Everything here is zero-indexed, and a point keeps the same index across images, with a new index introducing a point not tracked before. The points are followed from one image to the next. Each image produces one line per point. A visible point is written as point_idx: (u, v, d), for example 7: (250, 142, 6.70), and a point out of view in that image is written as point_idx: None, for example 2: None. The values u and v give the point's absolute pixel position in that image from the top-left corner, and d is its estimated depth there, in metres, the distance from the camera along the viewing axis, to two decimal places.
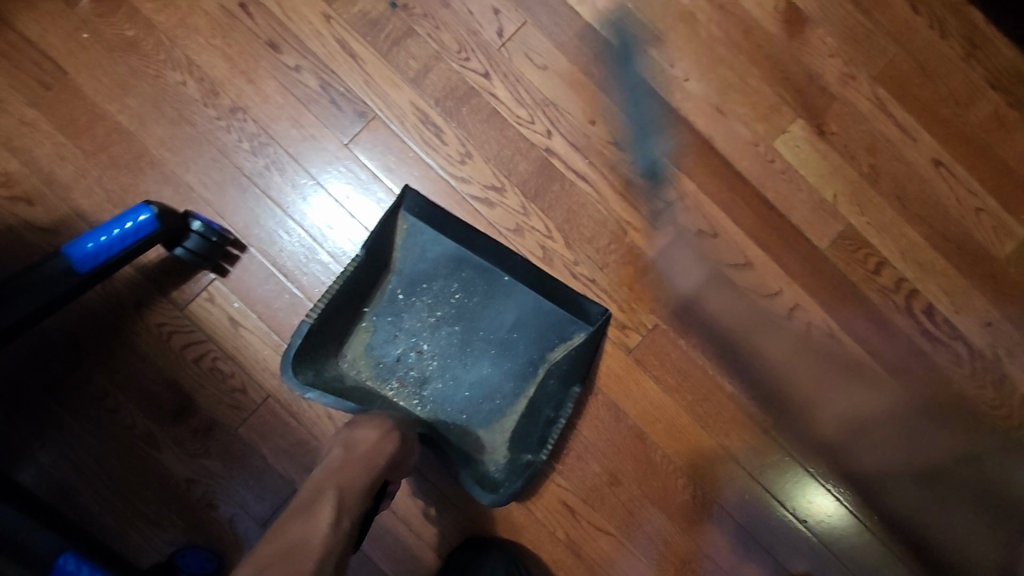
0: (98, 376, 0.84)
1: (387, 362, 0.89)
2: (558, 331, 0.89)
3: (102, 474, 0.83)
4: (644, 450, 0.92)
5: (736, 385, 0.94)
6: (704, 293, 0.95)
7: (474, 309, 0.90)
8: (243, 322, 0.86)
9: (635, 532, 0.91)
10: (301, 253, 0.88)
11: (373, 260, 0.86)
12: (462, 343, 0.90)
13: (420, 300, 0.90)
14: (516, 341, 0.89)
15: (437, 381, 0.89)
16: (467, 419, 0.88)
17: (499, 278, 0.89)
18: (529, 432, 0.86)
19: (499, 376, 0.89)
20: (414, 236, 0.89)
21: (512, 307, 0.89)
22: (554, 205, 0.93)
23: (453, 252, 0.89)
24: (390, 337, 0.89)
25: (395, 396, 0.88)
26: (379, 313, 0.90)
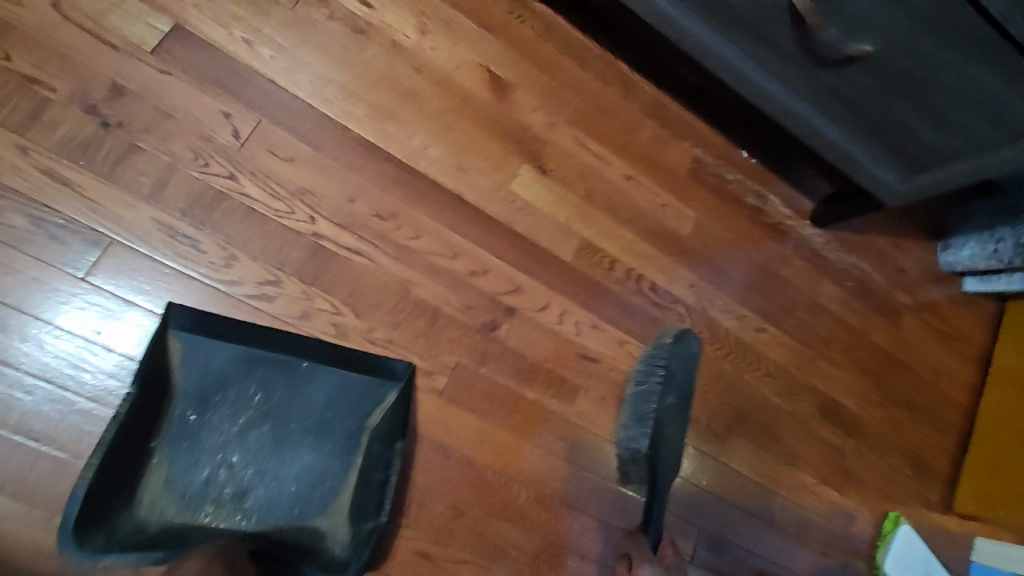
0: None
1: (196, 488, 0.86)
2: (369, 397, 0.94)
3: None
4: (476, 474, 1.02)
5: (536, 391, 1.10)
6: (489, 322, 1.09)
7: (278, 405, 0.91)
8: None
9: (488, 548, 1.01)
10: (52, 410, 0.81)
11: (149, 390, 0.83)
12: (276, 441, 0.90)
13: (217, 414, 0.89)
14: (330, 420, 0.92)
15: (257, 488, 0.88)
16: (300, 512, 0.89)
17: (297, 366, 0.92)
18: (364, 499, 0.89)
19: (322, 459, 0.91)
20: (191, 352, 0.88)
21: (318, 389, 0.93)
22: (335, 282, 0.99)
23: (240, 355, 0.90)
24: (193, 461, 0.87)
25: (215, 518, 0.86)
26: (172, 442, 0.86)
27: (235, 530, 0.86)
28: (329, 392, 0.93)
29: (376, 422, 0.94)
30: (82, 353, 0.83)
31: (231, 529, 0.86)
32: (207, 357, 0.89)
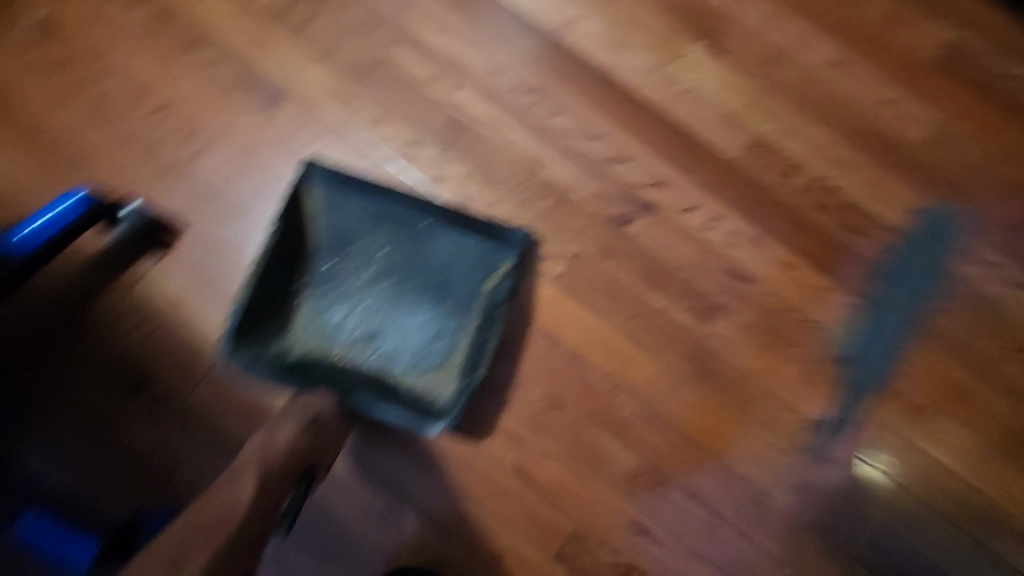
0: (62, 363, 0.91)
1: (329, 327, 0.92)
2: (484, 264, 0.94)
3: (68, 451, 0.89)
4: (582, 372, 0.95)
5: (665, 300, 0.97)
6: (622, 215, 0.98)
7: (402, 262, 0.95)
8: (186, 297, 0.93)
9: (584, 453, 0.92)
10: (247, 237, 0.94)
11: (295, 233, 0.92)
12: (397, 293, 0.94)
13: (350, 263, 0.94)
14: (446, 281, 0.94)
15: (381, 334, 0.93)
16: (413, 364, 0.92)
17: (421, 226, 0.95)
18: (469, 359, 0.91)
19: (439, 316, 0.93)
20: (333, 204, 0.94)
21: (440, 250, 0.94)
22: (468, 151, 0.98)
23: (371, 211, 0.95)
24: (328, 304, 0.93)
25: (342, 356, 0.92)
26: (314, 282, 0.93)
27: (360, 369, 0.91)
28: (447, 255, 0.94)
29: (489, 290, 0.93)
30: (271, 194, 0.96)
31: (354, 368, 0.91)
32: (344, 211, 0.94)
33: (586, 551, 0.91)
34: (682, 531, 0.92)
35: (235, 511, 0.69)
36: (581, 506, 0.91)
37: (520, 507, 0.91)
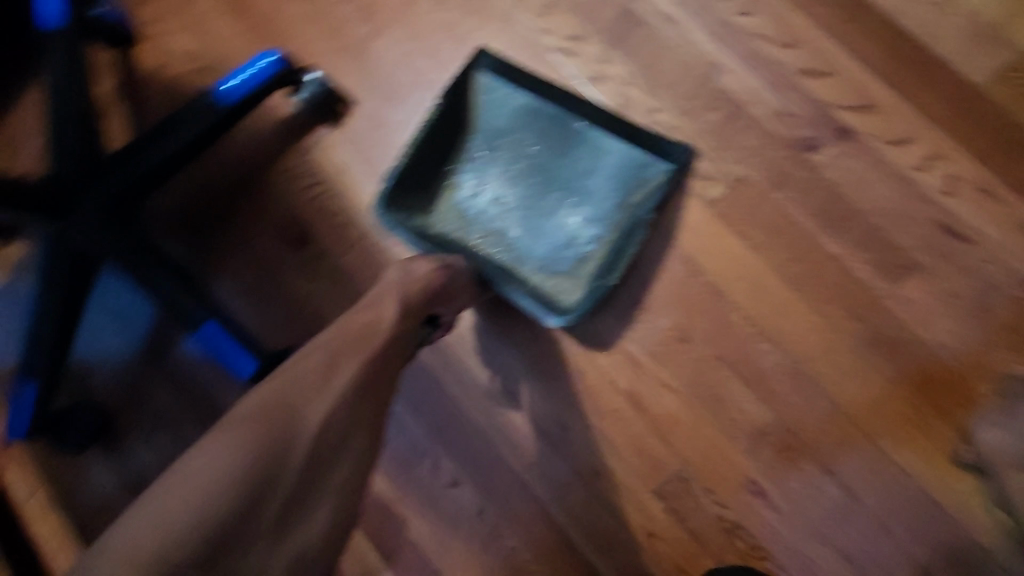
0: (245, 209, 1.02)
1: (470, 214, 0.94)
2: (635, 173, 0.87)
3: (242, 285, 1.00)
4: (721, 309, 0.84)
5: (840, 245, 0.82)
6: (807, 139, 0.83)
7: (550, 161, 0.92)
8: (349, 168, 1.00)
9: (705, 395, 0.85)
10: (408, 118, 0.99)
11: (453, 115, 0.93)
12: (541, 191, 0.92)
13: (500, 155, 0.94)
14: (592, 186, 0.89)
15: (518, 230, 0.92)
16: (546, 265, 0.90)
17: (575, 126, 0.90)
18: (602, 265, 0.86)
19: (577, 222, 0.90)
20: (491, 93, 0.93)
21: (590, 152, 0.90)
22: (636, 50, 0.89)
23: (527, 105, 0.92)
24: (474, 192, 0.94)
25: (479, 244, 0.93)
26: (464, 170, 0.95)
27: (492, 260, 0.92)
28: (598, 159, 0.89)
29: (636, 202, 0.86)
30: (434, 79, 0.98)
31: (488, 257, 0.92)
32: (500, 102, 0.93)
33: (689, 496, 0.85)
34: (806, 506, 0.81)
35: (379, 330, 0.71)
36: (692, 448, 0.85)
37: (626, 432, 0.87)
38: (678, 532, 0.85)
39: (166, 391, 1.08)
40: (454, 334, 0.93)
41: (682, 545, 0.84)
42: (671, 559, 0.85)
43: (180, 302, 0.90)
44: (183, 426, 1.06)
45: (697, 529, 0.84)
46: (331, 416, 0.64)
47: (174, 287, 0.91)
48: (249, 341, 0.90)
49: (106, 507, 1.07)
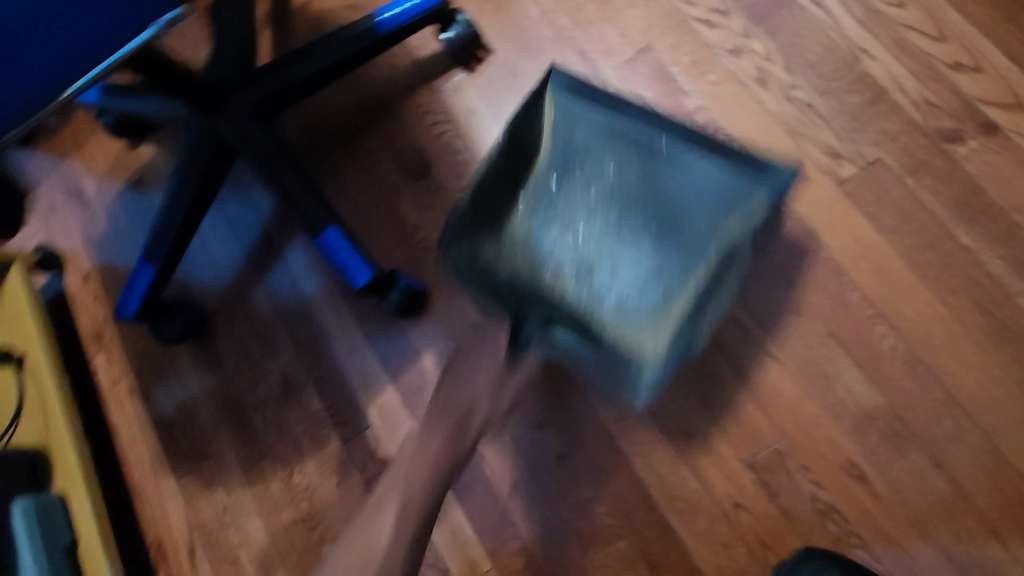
0: (372, 139, 1.08)
1: (555, 215, 0.92)
2: (735, 197, 0.89)
3: (359, 208, 1.06)
4: (840, 286, 0.84)
5: (974, 238, 0.81)
6: (949, 131, 0.83)
7: (635, 187, 0.91)
8: (477, 112, 1.04)
9: (811, 371, 0.83)
10: (542, 71, 1.02)
11: (527, 139, 0.93)
12: (624, 235, 0.91)
13: (586, 223, 0.92)
14: (682, 235, 0.90)
15: (597, 262, 0.90)
16: (635, 281, 0.89)
17: (656, 144, 0.92)
18: (686, 329, 0.86)
19: (657, 253, 0.89)
20: (565, 112, 0.94)
21: (673, 174, 0.91)
22: (780, 29, 0.91)
23: (603, 122, 0.94)
24: (549, 238, 0.92)
25: (553, 329, 0.89)
26: (534, 206, 0.94)
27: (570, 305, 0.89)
28: (690, 172, 0.91)
29: (732, 226, 0.89)
30: (573, 37, 1.01)
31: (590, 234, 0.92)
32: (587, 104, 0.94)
33: (784, 471, 0.83)
34: (909, 498, 0.78)
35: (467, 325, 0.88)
36: (793, 423, 0.83)
37: (724, 398, 0.86)
38: (768, 507, 0.83)
39: (265, 301, 1.12)
40: None
41: (770, 521, 0.82)
42: (756, 534, 0.83)
43: (305, 208, 0.95)
44: (274, 334, 1.11)
45: (788, 507, 0.82)
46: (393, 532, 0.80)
47: (308, 194, 0.95)
48: (366, 254, 0.94)
49: (197, 401, 1.14)
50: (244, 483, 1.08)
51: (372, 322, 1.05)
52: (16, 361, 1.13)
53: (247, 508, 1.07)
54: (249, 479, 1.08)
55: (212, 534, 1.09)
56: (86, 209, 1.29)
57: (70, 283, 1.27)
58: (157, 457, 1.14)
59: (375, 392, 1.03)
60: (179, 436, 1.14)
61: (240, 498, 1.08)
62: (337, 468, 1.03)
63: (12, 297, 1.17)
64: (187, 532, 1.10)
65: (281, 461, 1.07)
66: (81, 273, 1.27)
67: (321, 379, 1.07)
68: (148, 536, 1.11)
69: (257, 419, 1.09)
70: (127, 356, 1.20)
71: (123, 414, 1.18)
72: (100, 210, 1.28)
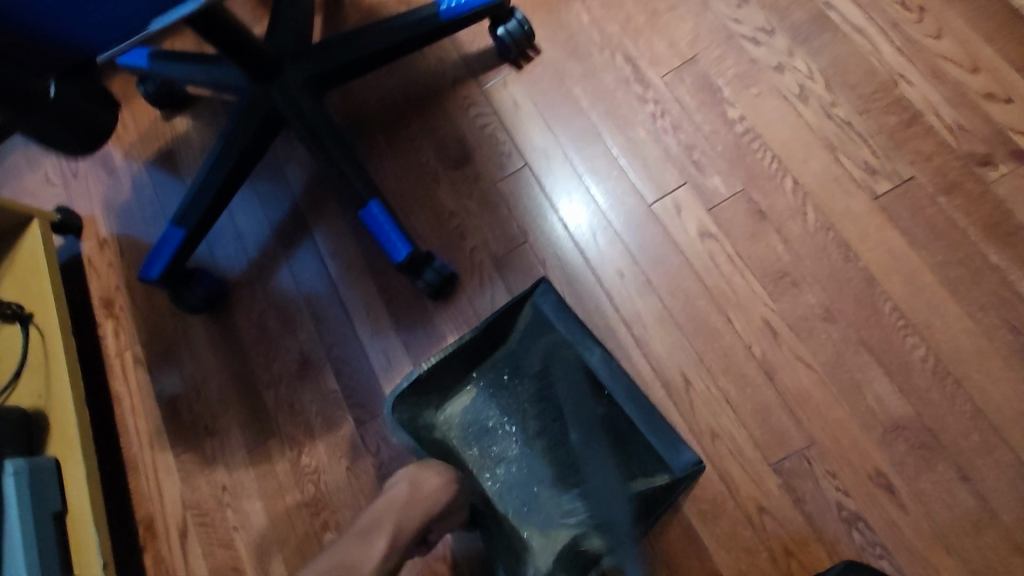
0: (415, 127, 1.11)
1: (490, 380, 0.92)
2: (640, 463, 0.84)
3: (397, 192, 1.08)
4: (872, 296, 0.85)
5: (1004, 258, 0.83)
6: (981, 155, 0.87)
7: (536, 462, 0.88)
8: (522, 108, 1.07)
9: (842, 376, 0.83)
10: (590, 74, 1.06)
11: (490, 336, 0.90)
12: (545, 444, 0.88)
13: (505, 400, 0.91)
14: (589, 480, 0.85)
15: (514, 464, 0.88)
16: (537, 497, 0.86)
17: (601, 392, 0.86)
18: (571, 555, 0.81)
19: (564, 480, 0.86)
20: (535, 327, 0.90)
21: (607, 424, 0.86)
22: (823, 50, 0.96)
23: (565, 354, 0.89)
24: (483, 420, 0.91)
25: (471, 461, 0.89)
26: (484, 385, 0.92)
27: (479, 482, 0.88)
28: (587, 474, 0.84)
29: (632, 491, 0.82)
30: (622, 44, 1.06)
31: (616, 233, 0.98)
32: (554, 318, 0.88)
33: (811, 477, 0.81)
34: (938, 512, 0.76)
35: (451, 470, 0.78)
36: (822, 428, 0.82)
37: (753, 400, 0.85)
38: (793, 514, 0.80)
39: (289, 278, 1.12)
40: (592, 273, 0.97)
41: (795, 528, 0.80)
42: (780, 541, 0.80)
43: (351, 180, 0.98)
44: (295, 312, 1.10)
45: (813, 514, 0.80)
46: (383, 563, 0.70)
47: (353, 173, 0.99)
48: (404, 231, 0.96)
49: (206, 375, 1.10)
50: (246, 462, 1.04)
51: (400, 305, 1.05)
52: (23, 319, 1.09)
53: (248, 489, 1.03)
54: (253, 458, 1.04)
55: (207, 515, 1.03)
56: (111, 176, 1.28)
57: (86, 248, 1.25)
58: (156, 432, 1.10)
59: (397, 375, 1.02)
60: (181, 411, 1.10)
61: (241, 478, 1.03)
62: (348, 452, 1.00)
63: (27, 254, 1.15)
64: (180, 512, 1.04)
65: (289, 442, 1.03)
66: (97, 238, 1.25)
67: (339, 360, 1.05)
68: (136, 513, 1.06)
69: (269, 397, 1.06)
70: (137, 323, 1.17)
71: (125, 385, 1.14)
72: (125, 177, 1.27)
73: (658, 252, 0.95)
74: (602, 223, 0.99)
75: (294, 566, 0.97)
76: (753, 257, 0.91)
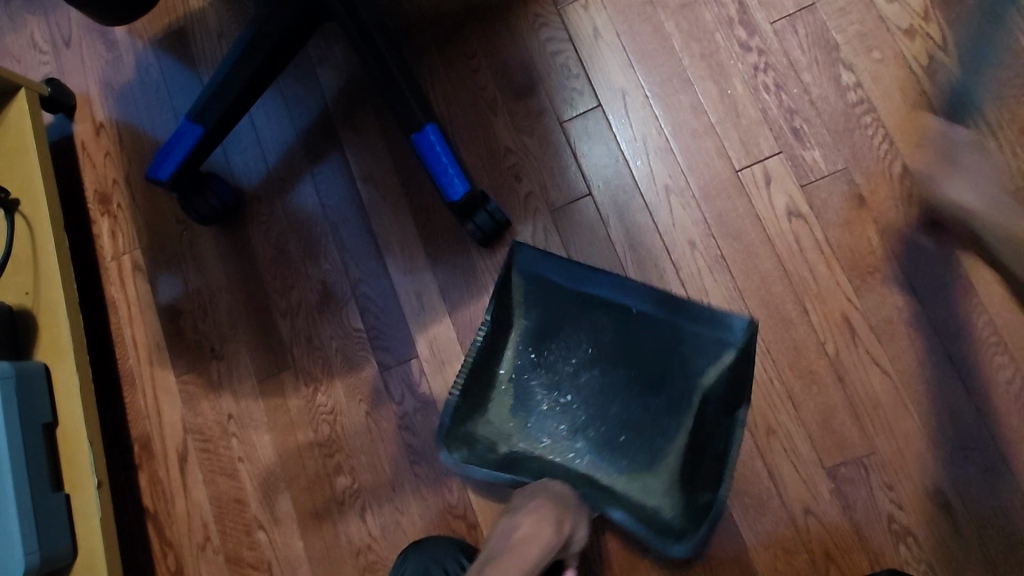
0: (475, 42, 0.96)
1: (521, 366, 0.87)
2: (700, 355, 0.82)
3: (447, 117, 0.94)
4: (967, 306, 0.79)
5: None
6: None
7: (613, 419, 0.83)
8: (603, 36, 0.93)
9: (918, 388, 0.79)
10: (687, 8, 0.91)
11: (501, 325, 0.87)
12: (606, 393, 0.84)
13: (544, 376, 0.86)
14: (666, 404, 0.82)
15: (590, 431, 0.83)
16: (627, 448, 0.82)
17: (628, 311, 0.84)
18: (693, 474, 0.79)
19: (646, 416, 0.82)
20: (540, 288, 0.87)
21: (651, 336, 0.84)
22: (963, 17, 0.85)
23: (574, 294, 0.86)
24: (537, 408, 0.85)
25: (550, 453, 0.84)
26: (517, 373, 0.87)
27: (570, 468, 0.83)
28: (660, 395, 0.82)
29: (708, 382, 0.81)
30: None
31: (693, 197, 0.88)
32: (549, 270, 0.86)
33: (866, 486, 0.77)
34: (992, 536, 0.75)
35: (543, 505, 0.74)
36: (886, 438, 0.78)
37: (818, 399, 0.80)
38: (839, 519, 0.77)
39: (312, 195, 1.00)
40: (659, 241, 0.87)
41: (842, 535, 0.77)
42: (822, 544, 0.77)
43: (403, 95, 0.85)
44: (317, 238, 0.99)
45: (861, 522, 0.77)
46: None
47: (404, 90, 0.85)
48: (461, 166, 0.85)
49: (214, 293, 1.00)
50: (255, 392, 0.96)
51: (438, 245, 0.95)
52: (8, 206, 0.96)
53: (256, 421, 0.96)
54: (263, 390, 0.96)
55: (210, 442, 0.97)
56: (111, 50, 1.11)
57: (79, 130, 1.09)
58: (156, 347, 1.01)
59: (427, 324, 0.93)
60: (186, 329, 1.00)
61: (249, 408, 0.96)
62: (369, 397, 0.93)
63: (13, 130, 1.00)
64: (181, 435, 0.98)
65: (305, 377, 0.95)
66: (93, 121, 1.09)
67: (365, 298, 0.96)
68: (133, 431, 0.99)
69: (285, 327, 0.97)
70: (137, 226, 1.04)
71: (123, 292, 1.03)
72: (127, 55, 1.10)
73: (736, 225, 0.86)
74: (679, 184, 0.88)
75: (302, 506, 0.92)
76: (843, 245, 0.83)
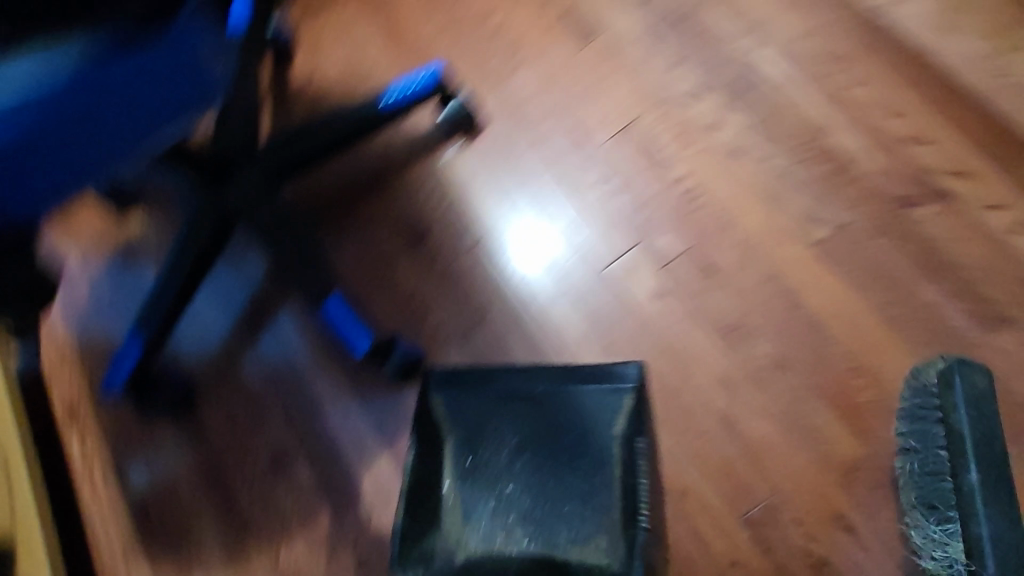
0: (369, 209, 1.13)
1: (458, 472, 0.89)
2: (604, 408, 0.89)
3: (358, 276, 1.09)
4: (819, 341, 0.91)
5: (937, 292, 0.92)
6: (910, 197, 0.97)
7: (555, 494, 0.85)
8: (472, 182, 1.11)
9: (799, 423, 0.88)
10: (534, 146, 1.10)
11: (429, 441, 0.91)
12: (541, 471, 0.87)
13: (482, 476, 0.88)
14: (591, 463, 0.86)
15: (538, 513, 0.85)
16: (570, 514, 0.85)
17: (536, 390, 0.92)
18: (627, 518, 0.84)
19: (580, 480, 0.86)
20: (458, 396, 0.93)
21: (563, 405, 0.90)
22: (750, 108, 1.05)
23: (486, 391, 0.93)
24: (482, 509, 0.86)
25: (506, 546, 0.84)
26: (458, 480, 0.88)
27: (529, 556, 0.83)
28: (585, 455, 0.87)
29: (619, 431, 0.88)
30: (562, 115, 1.11)
31: (572, 298, 1.01)
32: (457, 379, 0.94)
33: (778, 524, 0.85)
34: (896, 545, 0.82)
35: None
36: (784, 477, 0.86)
37: (718, 454, 0.89)
38: (763, 563, 0.83)
39: (253, 364, 1.12)
40: (553, 342, 0.99)
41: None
42: None
43: (317, 271, 1.01)
44: (263, 405, 1.09)
45: (782, 561, 0.83)
46: None
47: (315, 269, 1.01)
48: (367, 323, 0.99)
49: (176, 476, 1.09)
50: (224, 562, 1.02)
51: (368, 387, 1.06)
52: None
53: None
54: (231, 559, 1.02)
55: None
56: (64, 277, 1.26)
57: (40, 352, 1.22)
58: (128, 540, 1.07)
59: (369, 462, 1.02)
60: (154, 517, 1.07)
61: None
62: (328, 542, 0.99)
63: None
64: None
65: (267, 537, 1.02)
66: (51, 342, 1.22)
67: (312, 449, 1.05)
68: None
69: (244, 494, 1.05)
70: (101, 429, 1.14)
71: (92, 493, 1.11)
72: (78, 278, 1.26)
73: (614, 314, 0.99)
74: (558, 289, 1.02)
75: None
76: (705, 311, 0.96)
